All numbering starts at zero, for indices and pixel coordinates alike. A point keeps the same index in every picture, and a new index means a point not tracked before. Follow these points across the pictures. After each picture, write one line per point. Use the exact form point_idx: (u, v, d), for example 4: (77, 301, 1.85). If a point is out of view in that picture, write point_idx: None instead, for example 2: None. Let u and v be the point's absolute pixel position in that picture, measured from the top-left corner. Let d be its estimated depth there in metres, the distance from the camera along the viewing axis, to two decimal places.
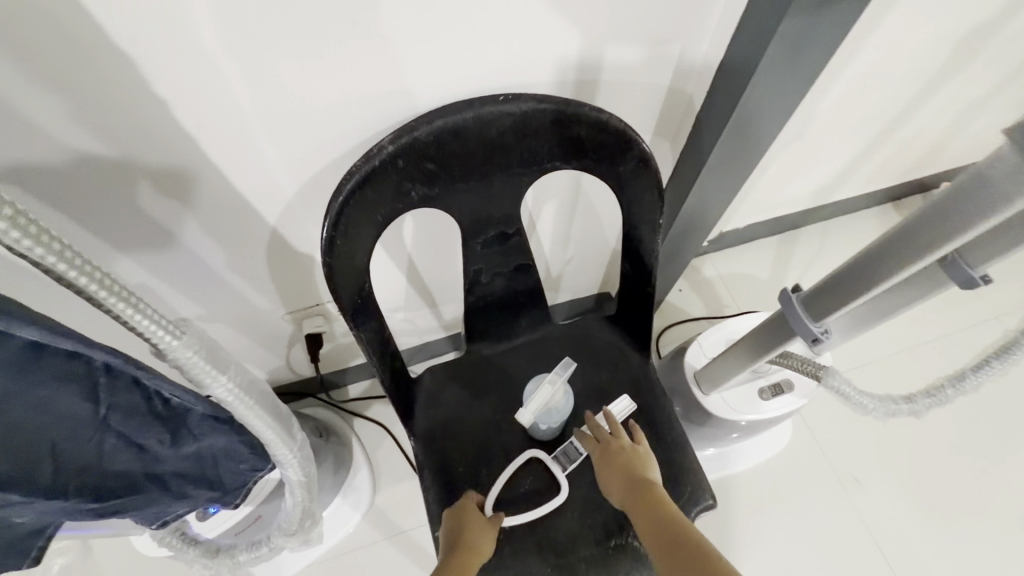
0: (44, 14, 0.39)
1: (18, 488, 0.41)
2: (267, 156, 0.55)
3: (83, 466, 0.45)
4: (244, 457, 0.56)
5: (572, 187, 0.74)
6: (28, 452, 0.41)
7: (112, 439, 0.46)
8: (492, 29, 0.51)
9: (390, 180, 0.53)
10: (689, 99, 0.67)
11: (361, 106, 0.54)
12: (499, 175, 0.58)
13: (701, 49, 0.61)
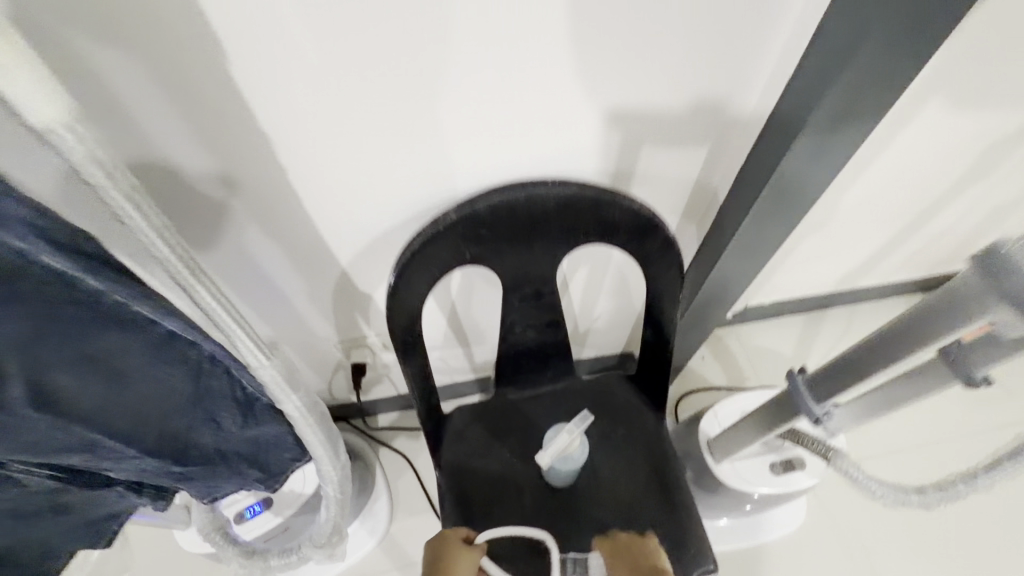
0: (209, 89, 0.50)
1: (127, 446, 0.49)
2: (351, 210, 0.66)
3: (172, 436, 0.53)
4: (290, 448, 0.65)
5: (604, 256, 0.82)
6: (137, 417, 0.49)
7: (198, 416, 0.55)
8: (547, 125, 0.61)
9: (449, 241, 0.62)
10: (714, 189, 0.76)
11: (432, 175, 0.64)
12: (540, 244, 0.67)
13: (726, 151, 0.70)
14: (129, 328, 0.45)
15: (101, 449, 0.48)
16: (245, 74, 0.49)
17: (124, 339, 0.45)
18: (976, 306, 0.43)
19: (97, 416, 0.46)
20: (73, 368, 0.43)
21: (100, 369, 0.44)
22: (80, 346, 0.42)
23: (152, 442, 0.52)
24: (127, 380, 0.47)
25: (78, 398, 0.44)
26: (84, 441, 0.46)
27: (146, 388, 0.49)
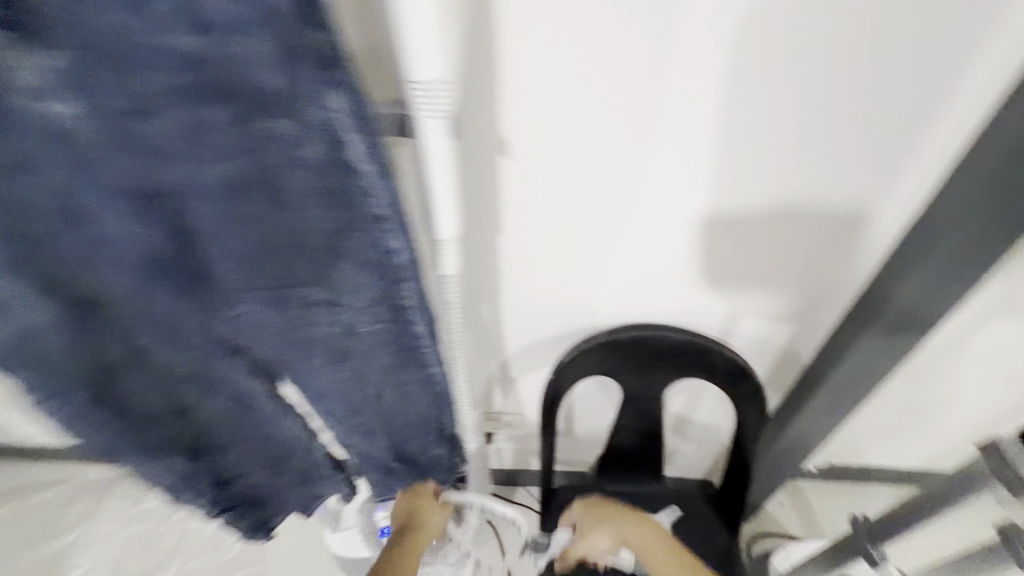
0: (479, 247, 0.77)
1: (378, 439, 0.76)
2: (526, 318, 0.92)
3: (398, 444, 0.79)
4: (446, 470, 0.89)
5: (702, 390, 1.03)
6: (391, 430, 0.75)
7: (415, 438, 0.79)
8: (678, 293, 0.84)
9: (592, 357, 0.87)
10: (799, 355, 0.92)
11: (589, 310, 0.89)
12: (656, 370, 0.90)
13: (811, 330, 0.87)
14: (418, 385, 0.68)
15: (368, 437, 0.75)
16: (504, 242, 0.76)
17: (413, 391, 0.69)
18: (985, 485, 0.60)
19: (377, 423, 0.72)
20: (382, 396, 0.68)
21: (394, 401, 0.69)
22: (394, 385, 0.67)
23: (384, 446, 0.78)
24: (397, 410, 0.71)
25: (374, 411, 0.70)
26: (366, 430, 0.73)
27: (403, 416, 0.73)
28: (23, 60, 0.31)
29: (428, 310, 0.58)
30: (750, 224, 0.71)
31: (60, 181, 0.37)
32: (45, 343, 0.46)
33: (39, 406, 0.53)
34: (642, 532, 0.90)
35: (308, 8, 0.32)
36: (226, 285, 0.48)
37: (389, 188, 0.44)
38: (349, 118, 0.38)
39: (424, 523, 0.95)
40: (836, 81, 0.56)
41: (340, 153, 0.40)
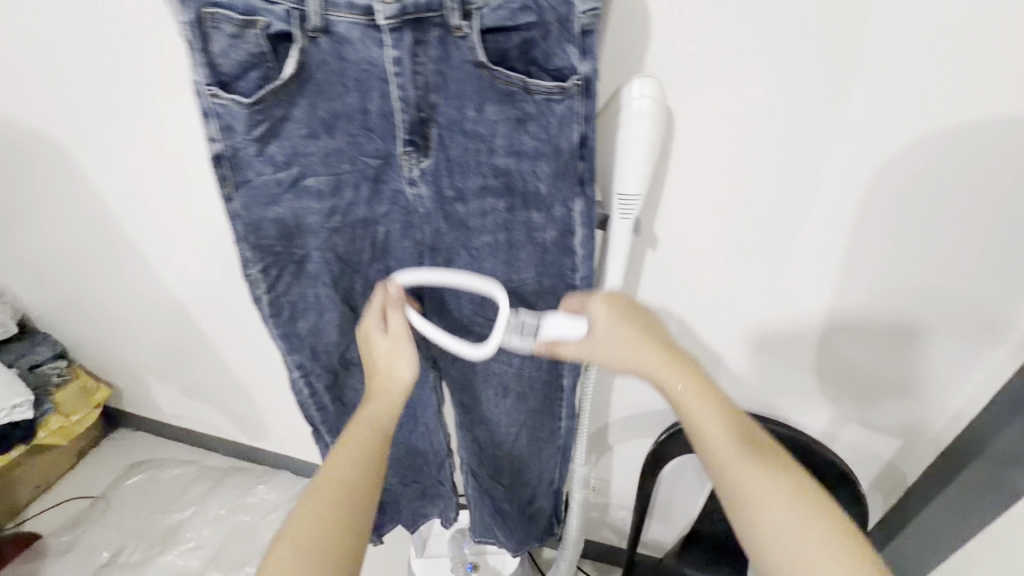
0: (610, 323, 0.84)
1: (497, 475, 0.86)
2: (640, 394, 0.96)
3: (510, 487, 0.88)
4: (542, 527, 0.95)
5: None
6: (510, 469, 0.85)
7: (523, 487, 0.87)
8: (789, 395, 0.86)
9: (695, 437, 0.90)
10: (903, 474, 0.90)
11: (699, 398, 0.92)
12: None
13: (918, 449, 0.86)
14: (545, 431, 0.78)
15: (489, 471, 0.86)
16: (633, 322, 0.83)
17: (540, 437, 0.79)
18: None
19: (500, 458, 0.83)
20: (514, 436, 0.79)
21: (521, 442, 0.80)
22: (527, 427, 0.77)
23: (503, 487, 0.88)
24: (520, 453, 0.81)
25: (504, 447, 0.81)
26: (490, 462, 0.84)
27: (523, 459, 0.83)
28: (411, 164, 0.50)
29: (582, 366, 0.69)
30: (879, 335, 0.75)
31: (391, 230, 0.56)
32: (322, 339, 0.65)
33: (295, 394, 0.70)
34: (736, 435, 0.51)
35: (583, 151, 0.49)
36: (450, 319, 0.64)
37: (587, 265, 0.58)
38: (581, 219, 0.53)
39: (379, 371, 0.55)
40: (974, 221, 0.62)
41: (566, 238, 0.56)
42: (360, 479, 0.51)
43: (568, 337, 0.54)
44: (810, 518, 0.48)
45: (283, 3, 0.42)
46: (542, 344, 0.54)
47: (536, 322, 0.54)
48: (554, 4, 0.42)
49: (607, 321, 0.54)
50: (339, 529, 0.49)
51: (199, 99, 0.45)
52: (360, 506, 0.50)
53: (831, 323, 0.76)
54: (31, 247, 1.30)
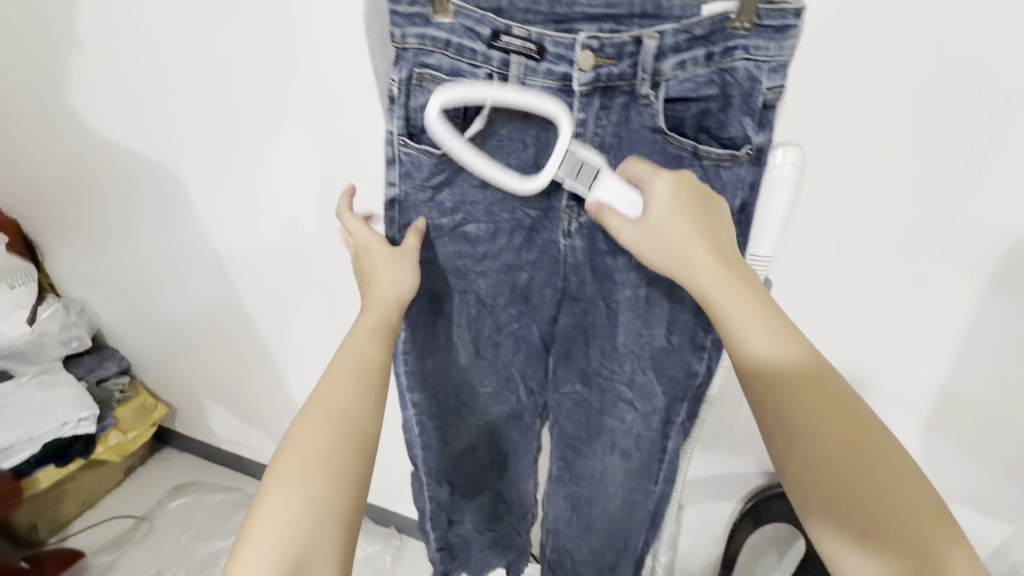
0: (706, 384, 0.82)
1: (579, 539, 0.81)
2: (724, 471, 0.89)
3: (590, 556, 0.82)
4: None
5: None
6: (594, 535, 0.79)
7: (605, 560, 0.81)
8: None
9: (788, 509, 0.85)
10: None
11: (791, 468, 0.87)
12: None
13: None
14: (638, 498, 0.73)
15: (572, 534, 0.81)
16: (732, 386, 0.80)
17: (631, 504, 0.74)
18: None
19: (588, 519, 0.78)
20: (606, 497, 0.75)
21: (612, 505, 0.75)
22: (620, 490, 0.73)
23: (585, 551, 0.82)
24: (608, 517, 0.77)
25: (594, 509, 0.77)
26: (576, 521, 0.80)
27: (610, 525, 0.78)
28: (572, 216, 0.52)
29: (688, 433, 0.65)
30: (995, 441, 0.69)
31: (533, 277, 0.58)
32: (445, 376, 0.66)
33: (404, 429, 0.70)
34: (803, 386, 0.45)
35: (741, 217, 0.50)
36: (574, 367, 0.64)
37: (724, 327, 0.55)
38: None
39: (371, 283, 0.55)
40: None
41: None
42: (357, 396, 0.51)
43: (622, 210, 0.48)
44: (887, 494, 0.42)
45: (487, 67, 0.45)
46: (593, 201, 0.49)
47: (596, 171, 0.48)
48: (739, 80, 0.44)
49: (670, 208, 0.46)
50: (335, 442, 0.49)
51: (391, 149, 0.49)
52: (354, 422, 0.50)
53: (940, 420, 0.69)
54: (119, 266, 1.35)
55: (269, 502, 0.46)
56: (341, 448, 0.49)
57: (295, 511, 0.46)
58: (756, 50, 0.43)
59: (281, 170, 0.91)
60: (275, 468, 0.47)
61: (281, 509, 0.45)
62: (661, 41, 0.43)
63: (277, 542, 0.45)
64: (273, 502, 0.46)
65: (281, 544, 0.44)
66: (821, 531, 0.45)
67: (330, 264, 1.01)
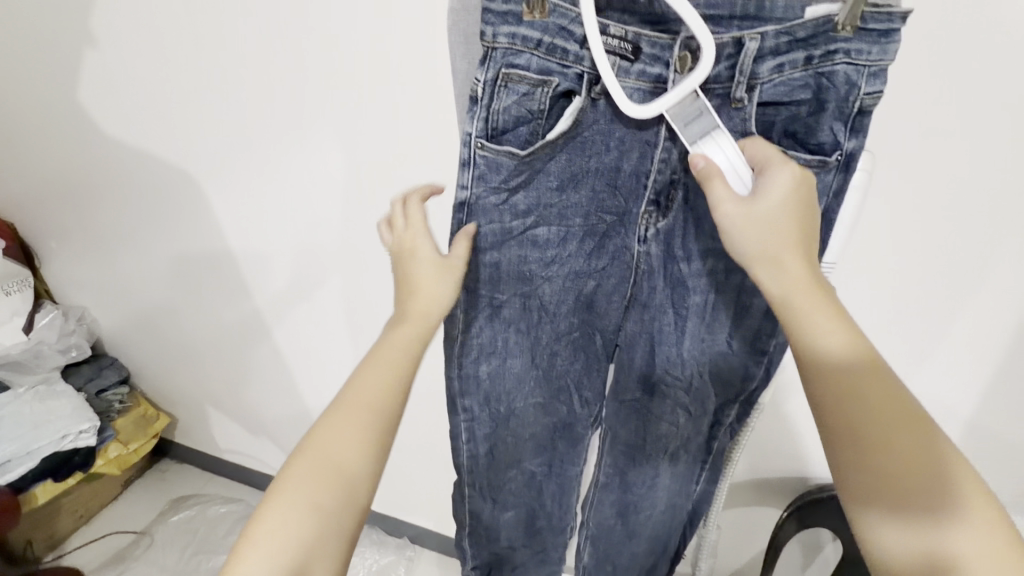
0: None
1: (620, 544, 0.80)
2: (760, 471, 0.90)
3: (631, 557, 0.81)
4: None
5: None
6: (638, 540, 0.78)
7: (647, 560, 0.81)
8: None
9: (827, 509, 0.83)
10: None
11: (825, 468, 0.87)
12: None
13: None
14: (683, 503, 0.73)
15: (614, 540, 0.80)
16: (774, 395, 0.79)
17: (678, 507, 0.73)
18: None
19: (629, 523, 0.77)
20: (654, 503, 0.74)
21: (657, 510, 0.75)
22: (667, 495, 0.72)
23: (625, 558, 0.81)
24: (650, 520, 0.76)
25: (639, 514, 0.76)
26: (611, 525, 0.78)
27: (650, 528, 0.77)
28: (648, 223, 0.52)
29: (736, 434, 0.64)
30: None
31: (601, 285, 0.57)
32: (498, 385, 0.63)
33: (452, 439, 0.67)
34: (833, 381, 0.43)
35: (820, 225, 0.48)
36: (634, 375, 0.62)
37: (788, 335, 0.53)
38: None
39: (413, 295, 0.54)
40: None
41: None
42: (376, 415, 0.51)
43: (732, 184, 0.45)
44: (924, 485, 0.41)
45: (578, 67, 0.45)
46: (702, 155, 0.44)
47: (712, 128, 0.44)
48: (837, 84, 0.43)
49: (780, 201, 0.43)
50: (349, 457, 0.49)
51: (468, 151, 0.46)
52: (369, 443, 0.50)
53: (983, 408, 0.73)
54: (123, 270, 1.29)
55: (281, 507, 0.47)
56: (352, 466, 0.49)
57: (301, 521, 0.46)
58: (858, 54, 0.41)
59: (310, 173, 0.87)
60: (290, 474, 0.48)
61: (290, 516, 0.46)
62: (762, 44, 0.42)
63: (278, 552, 0.45)
64: (281, 508, 0.47)
65: (281, 554, 0.45)
66: (858, 515, 0.43)
67: (355, 270, 0.98)
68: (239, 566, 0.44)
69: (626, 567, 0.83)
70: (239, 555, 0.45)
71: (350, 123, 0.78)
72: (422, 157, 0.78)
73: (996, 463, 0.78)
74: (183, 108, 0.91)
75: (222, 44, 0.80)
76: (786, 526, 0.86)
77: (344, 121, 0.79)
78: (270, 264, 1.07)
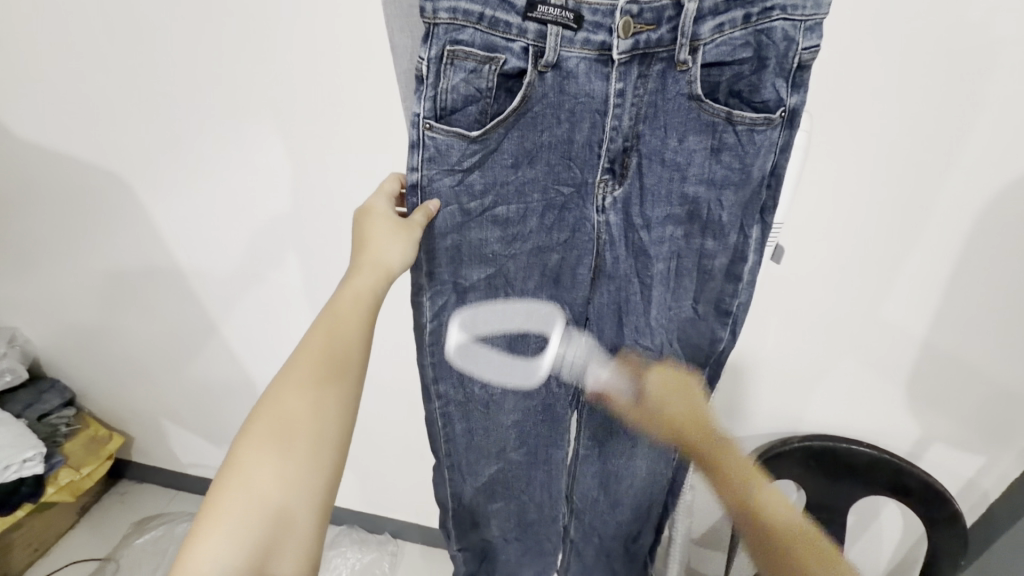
0: None
1: (610, 518, 0.80)
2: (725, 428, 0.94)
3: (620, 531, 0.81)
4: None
5: (875, 513, 1.01)
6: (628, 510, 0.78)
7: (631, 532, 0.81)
8: (872, 415, 0.88)
9: (788, 459, 0.88)
10: (984, 491, 0.90)
11: (783, 419, 0.92)
12: (846, 484, 0.90)
13: (1001, 465, 0.87)
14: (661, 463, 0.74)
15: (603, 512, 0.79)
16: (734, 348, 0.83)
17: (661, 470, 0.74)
18: None
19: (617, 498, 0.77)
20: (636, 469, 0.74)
21: (640, 480, 0.75)
22: (646, 461, 0.73)
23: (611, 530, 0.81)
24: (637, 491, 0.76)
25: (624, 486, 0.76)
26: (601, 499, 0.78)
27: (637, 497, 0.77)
28: (605, 193, 0.51)
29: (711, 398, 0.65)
30: (958, 358, 0.78)
31: (565, 258, 0.57)
32: (470, 364, 0.62)
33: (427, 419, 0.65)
34: None
35: (771, 181, 0.49)
36: (607, 348, 0.62)
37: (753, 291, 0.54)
38: (757, 244, 0.52)
39: (363, 248, 0.50)
40: None
41: (736, 266, 0.53)
42: (327, 399, 0.47)
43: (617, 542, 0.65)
44: None
45: (523, 40, 0.44)
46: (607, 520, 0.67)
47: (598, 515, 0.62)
48: (776, 41, 0.43)
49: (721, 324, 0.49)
50: (307, 422, 0.46)
51: (417, 133, 0.45)
52: (325, 409, 0.47)
53: (922, 345, 0.78)
54: (57, 287, 1.20)
55: (240, 475, 0.44)
56: (309, 433, 0.46)
57: (263, 497, 0.44)
58: (793, 9, 0.42)
59: (256, 168, 0.84)
60: (245, 446, 0.45)
61: (249, 493, 0.44)
62: (701, 4, 0.42)
63: (234, 535, 0.43)
64: (238, 486, 0.44)
65: (245, 525, 0.43)
66: None
67: (312, 267, 0.94)
68: (191, 554, 0.42)
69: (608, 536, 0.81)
70: (192, 539, 0.42)
71: (295, 112, 0.75)
72: (372, 144, 0.75)
73: (938, 398, 0.83)
74: (107, 106, 0.84)
75: (146, 36, 0.75)
76: (753, 480, 0.89)
77: (289, 111, 0.76)
78: (219, 269, 1.02)
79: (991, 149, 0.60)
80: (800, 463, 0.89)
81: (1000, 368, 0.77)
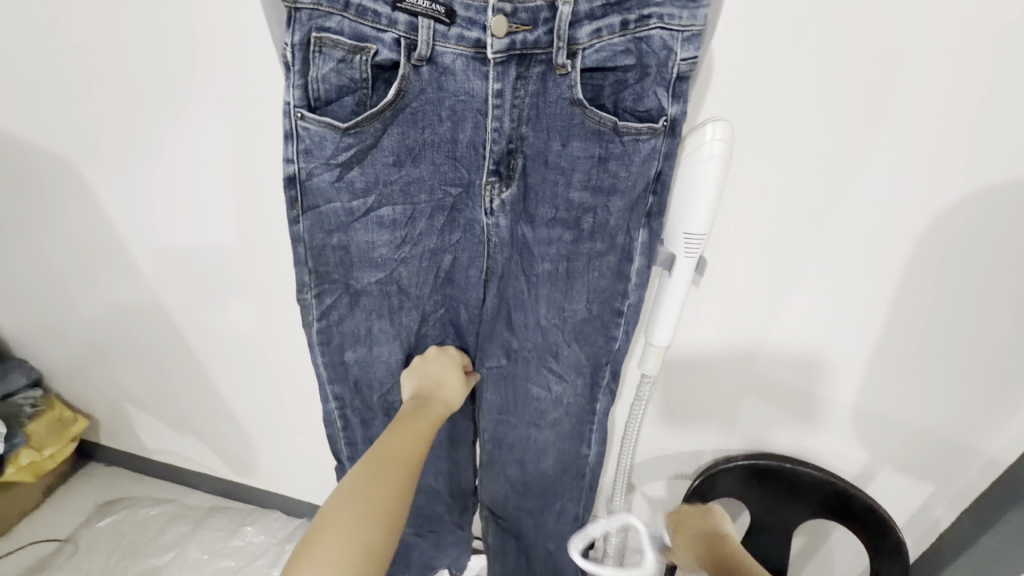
0: None
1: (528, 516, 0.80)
2: (667, 438, 0.91)
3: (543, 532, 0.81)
4: None
5: (824, 530, 0.96)
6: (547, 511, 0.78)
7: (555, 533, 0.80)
8: (816, 437, 0.83)
9: (726, 476, 0.86)
10: (935, 520, 0.84)
11: (728, 436, 0.88)
12: (787, 505, 0.86)
13: (954, 496, 0.80)
14: (574, 471, 0.73)
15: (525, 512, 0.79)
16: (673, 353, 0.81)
17: (579, 481, 0.74)
18: None
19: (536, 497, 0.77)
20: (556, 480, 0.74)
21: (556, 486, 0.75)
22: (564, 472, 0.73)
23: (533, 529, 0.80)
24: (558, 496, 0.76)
25: (548, 492, 0.76)
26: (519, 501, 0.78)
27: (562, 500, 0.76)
28: (492, 196, 0.49)
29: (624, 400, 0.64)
30: (899, 378, 0.73)
31: (457, 260, 0.55)
32: (368, 371, 0.61)
33: (325, 423, 0.65)
34: None
35: (656, 187, 0.48)
36: (498, 343, 0.61)
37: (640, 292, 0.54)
38: (645, 251, 0.51)
39: (439, 382, 0.60)
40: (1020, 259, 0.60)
41: (624, 266, 0.53)
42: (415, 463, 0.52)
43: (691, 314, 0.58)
44: None
45: (393, 31, 0.42)
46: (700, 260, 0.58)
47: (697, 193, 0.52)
48: (655, 49, 0.42)
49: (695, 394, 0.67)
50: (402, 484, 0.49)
51: (288, 122, 0.43)
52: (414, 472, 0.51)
53: (864, 362, 0.73)
54: (15, 264, 1.19)
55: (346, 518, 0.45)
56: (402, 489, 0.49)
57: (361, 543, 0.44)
58: (670, 19, 0.41)
59: (196, 154, 0.83)
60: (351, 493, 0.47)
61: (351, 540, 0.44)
62: (576, 8, 0.41)
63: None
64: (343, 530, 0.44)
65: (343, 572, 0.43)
66: None
67: (251, 251, 0.93)
68: None
69: (533, 530, 0.81)
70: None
71: (226, 93, 0.74)
72: None
73: (882, 422, 0.78)
74: (51, 87, 0.83)
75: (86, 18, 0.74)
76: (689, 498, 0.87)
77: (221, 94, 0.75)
78: (167, 253, 1.01)
79: (915, 163, 0.57)
80: (738, 479, 0.86)
81: (945, 391, 0.72)
